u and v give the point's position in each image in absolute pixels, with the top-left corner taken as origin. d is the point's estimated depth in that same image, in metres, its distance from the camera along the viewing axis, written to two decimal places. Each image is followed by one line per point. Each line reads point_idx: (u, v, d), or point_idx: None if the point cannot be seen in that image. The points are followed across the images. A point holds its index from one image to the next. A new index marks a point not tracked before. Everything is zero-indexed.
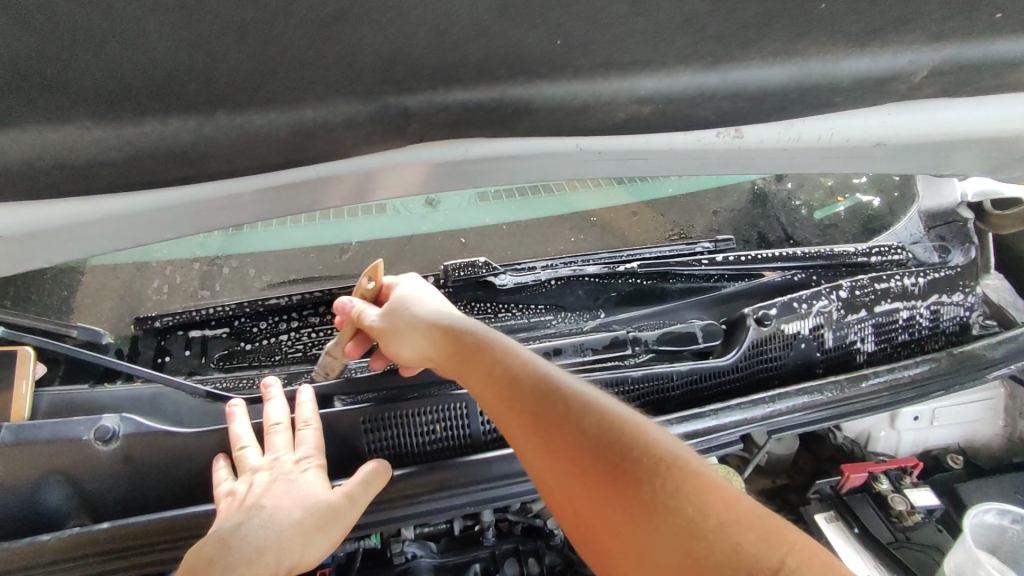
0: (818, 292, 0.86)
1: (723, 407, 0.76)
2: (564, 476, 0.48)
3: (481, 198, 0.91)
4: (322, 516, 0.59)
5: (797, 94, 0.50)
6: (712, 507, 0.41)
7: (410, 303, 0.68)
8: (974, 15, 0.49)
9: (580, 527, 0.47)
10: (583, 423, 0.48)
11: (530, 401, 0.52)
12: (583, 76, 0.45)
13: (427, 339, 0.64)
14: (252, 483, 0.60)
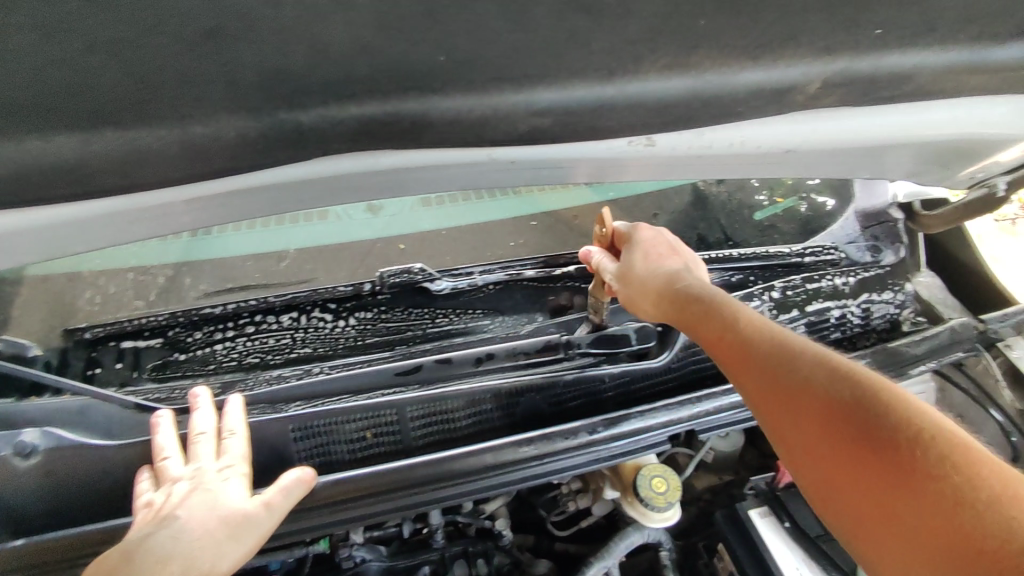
0: (750, 293, 0.88)
1: (652, 407, 0.78)
2: (809, 451, 0.51)
3: (424, 204, 0.91)
4: (237, 525, 0.58)
5: (696, 105, 0.52)
6: (976, 474, 0.42)
7: (657, 265, 0.71)
8: (859, 28, 0.50)
9: (828, 495, 0.49)
10: (848, 395, 0.50)
11: (768, 381, 0.54)
12: (476, 90, 0.46)
13: (658, 303, 0.68)
14: (173, 490, 0.60)
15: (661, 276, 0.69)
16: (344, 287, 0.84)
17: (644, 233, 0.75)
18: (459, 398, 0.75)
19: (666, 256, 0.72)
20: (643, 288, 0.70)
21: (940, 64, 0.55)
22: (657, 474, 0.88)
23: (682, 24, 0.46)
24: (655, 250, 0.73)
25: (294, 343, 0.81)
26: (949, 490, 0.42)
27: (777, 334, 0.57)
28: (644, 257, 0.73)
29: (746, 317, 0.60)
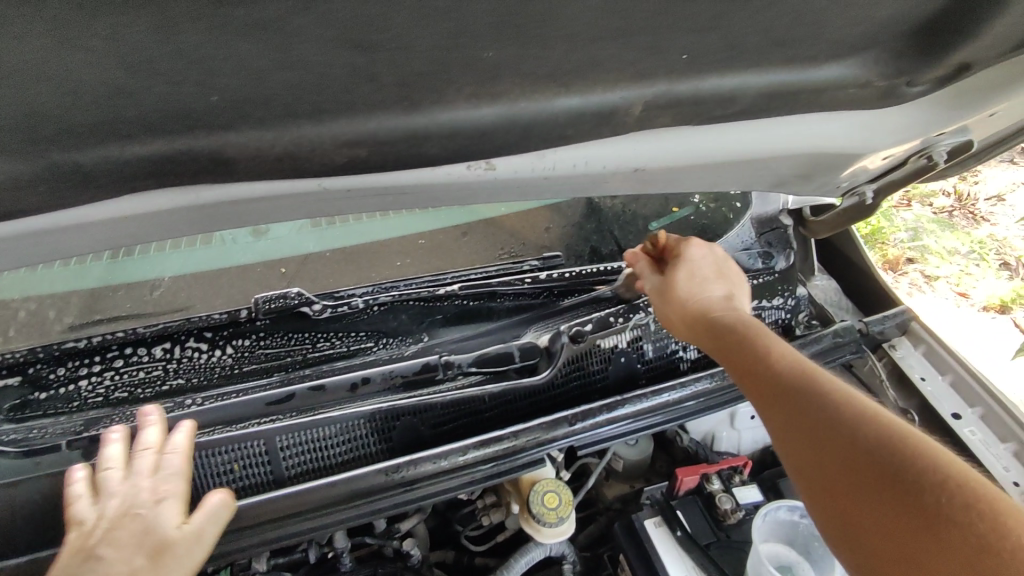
0: (636, 305, 0.89)
1: (528, 424, 0.78)
2: (832, 493, 0.50)
3: (314, 224, 0.90)
4: (157, 558, 0.52)
5: (516, 131, 0.52)
6: (995, 518, 0.42)
7: (708, 283, 0.74)
8: (666, 56, 0.50)
9: (844, 538, 0.49)
10: (869, 438, 0.49)
11: (801, 419, 0.53)
12: (271, 125, 0.46)
13: (688, 324, 0.70)
14: (85, 544, 0.52)
15: (713, 299, 0.71)
16: (219, 316, 0.81)
17: (696, 251, 0.77)
18: (330, 426, 0.74)
19: (710, 274, 0.75)
20: (680, 307, 0.72)
21: (760, 86, 0.56)
22: (550, 489, 0.88)
23: (466, 56, 0.44)
24: (706, 267, 0.76)
25: (166, 374, 0.79)
26: (972, 536, 0.42)
27: (808, 370, 0.56)
28: (694, 276, 0.75)
29: (778, 352, 0.59)
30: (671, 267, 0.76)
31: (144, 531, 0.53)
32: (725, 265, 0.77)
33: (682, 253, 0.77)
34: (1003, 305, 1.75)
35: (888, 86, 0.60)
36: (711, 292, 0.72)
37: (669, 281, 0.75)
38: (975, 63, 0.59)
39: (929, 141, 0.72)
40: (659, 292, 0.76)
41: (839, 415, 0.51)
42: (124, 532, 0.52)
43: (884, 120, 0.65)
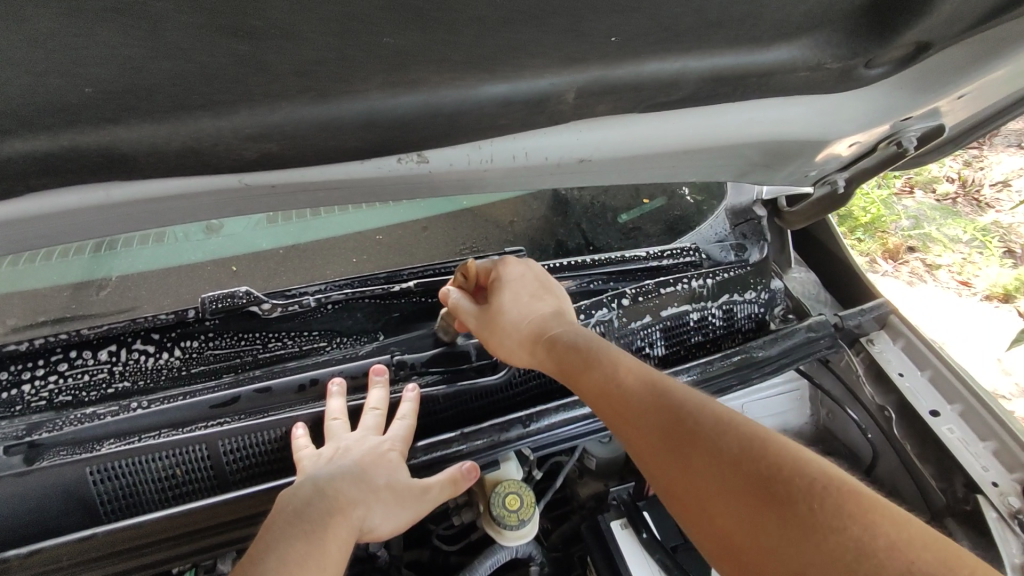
0: (600, 301, 0.86)
1: (480, 427, 0.75)
2: (703, 509, 0.48)
3: (268, 221, 0.88)
4: (404, 495, 0.65)
5: (439, 120, 0.49)
6: (851, 504, 0.42)
7: (533, 302, 0.73)
8: (589, 38, 0.48)
9: (723, 553, 0.47)
10: (727, 445, 0.48)
11: (664, 438, 0.51)
12: (163, 119, 0.43)
13: (530, 349, 0.69)
14: (352, 511, 0.60)
15: (544, 320, 0.70)
16: (166, 316, 0.80)
17: (516, 270, 0.76)
18: (274, 429, 0.72)
19: (535, 290, 0.75)
20: (518, 338, 0.70)
21: (704, 70, 0.52)
22: (512, 490, 0.85)
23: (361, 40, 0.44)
24: (528, 286, 0.75)
25: (112, 377, 0.77)
26: (831, 526, 0.41)
27: (657, 383, 0.56)
28: (522, 295, 0.74)
29: (626, 367, 0.59)
30: (493, 293, 0.74)
31: (378, 499, 0.63)
32: (550, 285, 0.77)
33: (501, 275, 0.76)
34: (1006, 293, 1.70)
35: (842, 67, 0.55)
36: (540, 312, 0.71)
37: (495, 305, 0.73)
38: (933, 43, 0.55)
39: (899, 126, 0.68)
40: (483, 320, 0.73)
41: (695, 425, 0.50)
42: (365, 509, 0.61)
43: (841, 104, 0.62)
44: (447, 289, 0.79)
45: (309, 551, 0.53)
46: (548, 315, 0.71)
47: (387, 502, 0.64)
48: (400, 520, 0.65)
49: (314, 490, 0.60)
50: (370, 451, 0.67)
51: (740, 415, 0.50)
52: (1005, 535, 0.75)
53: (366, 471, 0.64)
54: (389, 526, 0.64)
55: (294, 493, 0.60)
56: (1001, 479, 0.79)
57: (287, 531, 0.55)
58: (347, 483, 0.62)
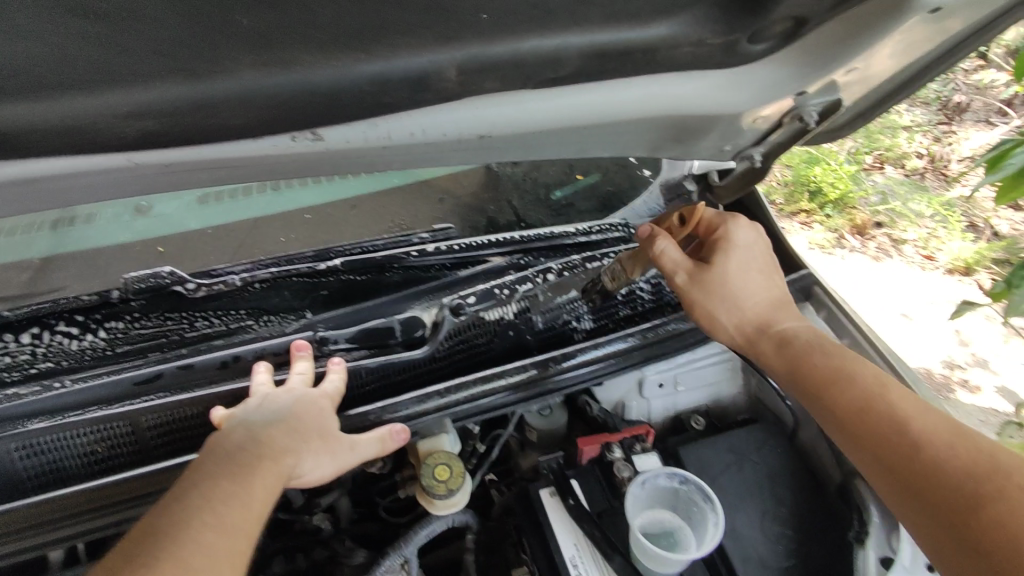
0: (526, 276, 0.87)
1: (398, 399, 0.78)
2: (884, 476, 0.62)
3: (200, 201, 0.91)
4: (332, 445, 0.66)
5: (318, 100, 0.51)
6: (1003, 480, 0.55)
7: (761, 283, 0.78)
8: (454, 17, 0.49)
9: (920, 527, 0.58)
10: (941, 441, 0.60)
11: (871, 419, 0.64)
12: (45, 97, 0.46)
13: (738, 330, 0.77)
14: (279, 459, 0.61)
15: (768, 305, 0.77)
16: (89, 297, 0.80)
17: (746, 235, 0.80)
18: (195, 405, 0.73)
19: (761, 263, 0.79)
20: (733, 309, 0.77)
21: (585, 46, 0.54)
22: (441, 462, 0.88)
23: (222, 22, 0.46)
24: (753, 253, 0.79)
25: (36, 357, 0.77)
26: (996, 518, 0.53)
27: (848, 365, 0.69)
28: (748, 267, 0.78)
29: (841, 358, 0.70)
30: (723, 255, 0.78)
31: (308, 447, 0.64)
32: (767, 258, 0.80)
33: (729, 236, 0.79)
34: (966, 267, 2.23)
35: (725, 43, 0.57)
36: (766, 291, 0.78)
37: (720, 274, 0.77)
38: (809, 18, 0.57)
39: (797, 103, 0.68)
40: (694, 275, 0.77)
41: (920, 429, 0.61)
42: (288, 455, 0.62)
43: (730, 81, 0.63)
44: (654, 236, 0.79)
45: (224, 501, 0.55)
46: (751, 303, 0.77)
47: (319, 450, 0.65)
48: (330, 468, 0.66)
49: (241, 438, 0.61)
50: (304, 403, 0.68)
51: (924, 401, 0.64)
52: None
53: (297, 421, 0.65)
54: (319, 474, 0.65)
55: (222, 441, 0.61)
56: None
57: (204, 480, 0.56)
58: (276, 431, 0.63)
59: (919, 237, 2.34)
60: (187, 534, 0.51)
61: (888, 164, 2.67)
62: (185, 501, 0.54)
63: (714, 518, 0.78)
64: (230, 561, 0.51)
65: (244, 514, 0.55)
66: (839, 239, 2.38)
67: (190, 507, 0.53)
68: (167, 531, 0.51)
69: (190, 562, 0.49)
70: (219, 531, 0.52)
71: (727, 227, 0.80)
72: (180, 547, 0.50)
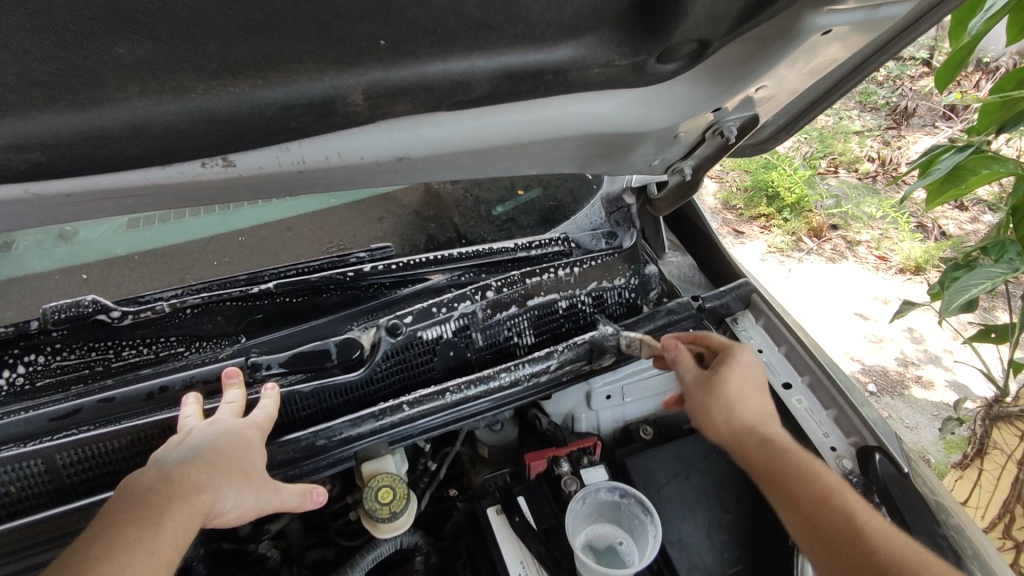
0: (463, 293, 0.87)
1: (332, 423, 0.75)
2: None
3: (128, 226, 0.89)
4: (256, 479, 0.61)
5: (220, 125, 0.50)
6: None
7: (757, 393, 0.72)
8: (350, 44, 0.48)
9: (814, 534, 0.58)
10: (884, 546, 0.55)
11: (824, 515, 0.58)
12: None
13: (713, 400, 0.71)
14: (195, 497, 0.56)
15: (759, 413, 0.70)
16: (5, 330, 0.77)
17: (747, 356, 0.74)
18: (117, 439, 0.71)
19: (757, 381, 0.73)
20: (709, 396, 0.71)
21: (493, 69, 0.55)
22: (385, 484, 0.86)
23: (90, 49, 0.42)
24: (755, 372, 0.73)
25: None
26: None
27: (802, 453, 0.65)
28: (747, 384, 0.72)
29: (740, 419, 0.69)
30: (725, 367, 0.72)
31: (230, 482, 0.59)
32: (758, 381, 0.73)
33: (734, 352, 0.74)
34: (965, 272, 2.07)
35: (632, 63, 0.58)
36: (762, 402, 0.71)
37: (718, 381, 0.71)
38: (711, 41, 0.58)
39: (716, 117, 0.70)
40: (699, 376, 0.73)
41: (869, 530, 0.56)
42: (204, 492, 0.57)
43: (646, 99, 0.64)
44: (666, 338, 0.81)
45: (127, 550, 0.50)
46: (743, 401, 0.70)
47: (245, 483, 0.60)
48: (255, 504, 0.61)
49: (153, 477, 0.56)
50: (229, 434, 0.63)
51: None
52: None
53: (219, 455, 0.60)
54: (242, 511, 0.60)
55: (134, 483, 0.56)
56: (838, 444, 0.85)
57: (105, 529, 0.51)
58: (193, 468, 0.58)
59: (872, 238, 2.41)
60: None
61: (841, 168, 2.75)
62: (83, 553, 0.49)
63: (653, 530, 0.78)
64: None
65: (149, 564, 0.50)
66: (795, 241, 2.43)
67: (86, 559, 0.48)
68: None
69: None
70: None
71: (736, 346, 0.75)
72: None
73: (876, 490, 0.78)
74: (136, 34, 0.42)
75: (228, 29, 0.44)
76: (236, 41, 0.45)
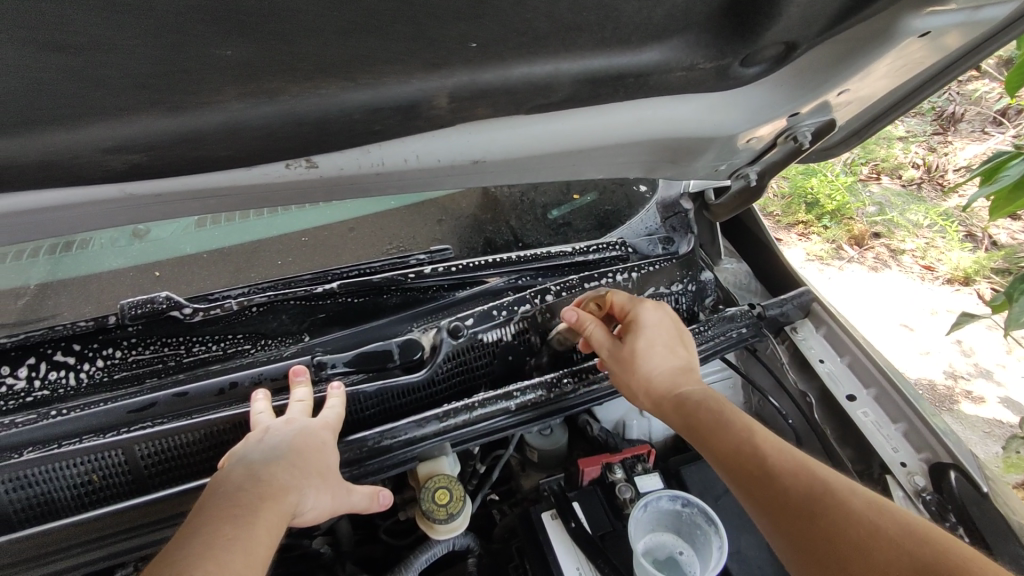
0: (523, 297, 0.88)
1: (397, 424, 0.77)
2: (776, 525, 0.56)
3: (197, 225, 0.92)
4: (331, 482, 0.64)
5: (310, 128, 0.51)
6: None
7: (669, 355, 0.73)
8: (442, 47, 0.49)
9: (721, 459, 0.62)
10: (785, 483, 0.57)
11: (740, 459, 0.60)
12: (19, 132, 0.45)
13: (640, 372, 0.73)
14: (281, 497, 0.58)
15: (673, 374, 0.72)
16: (84, 324, 0.80)
17: (654, 315, 0.77)
18: (189, 433, 0.72)
19: (672, 342, 0.75)
20: (631, 364, 0.73)
21: (577, 72, 0.55)
22: (441, 485, 0.86)
23: (198, 52, 0.43)
24: (662, 333, 0.75)
25: (30, 386, 0.77)
26: None
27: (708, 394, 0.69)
28: (658, 343, 0.74)
29: (650, 372, 0.72)
30: (630, 334, 0.75)
31: (310, 483, 0.61)
32: (676, 349, 0.74)
33: (638, 317, 0.76)
34: None
35: (716, 67, 0.58)
36: (668, 362, 0.73)
37: (629, 351, 0.74)
38: (799, 43, 0.57)
39: (791, 122, 0.69)
40: (616, 352, 0.76)
41: (775, 468, 0.58)
42: (289, 491, 0.58)
43: (725, 103, 0.64)
44: (573, 309, 0.80)
45: (226, 546, 0.51)
46: (660, 360, 0.73)
47: (322, 484, 0.62)
48: (329, 506, 0.63)
49: (241, 477, 0.58)
50: (305, 435, 0.65)
51: (899, 511, 0.52)
52: (909, 512, 0.78)
53: (298, 456, 0.62)
54: (319, 512, 0.62)
55: (221, 483, 0.58)
56: (909, 460, 0.83)
57: (203, 525, 0.52)
58: (278, 468, 0.60)
59: (918, 246, 2.33)
60: None
61: (883, 174, 2.67)
62: (184, 547, 0.50)
63: (717, 541, 0.77)
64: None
65: (248, 558, 0.51)
66: (837, 249, 2.37)
67: (189, 554, 0.49)
68: None
69: None
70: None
71: (639, 308, 0.77)
72: None
73: (952, 509, 0.76)
74: (243, 37, 0.43)
75: (330, 33, 0.45)
76: (336, 45, 0.46)
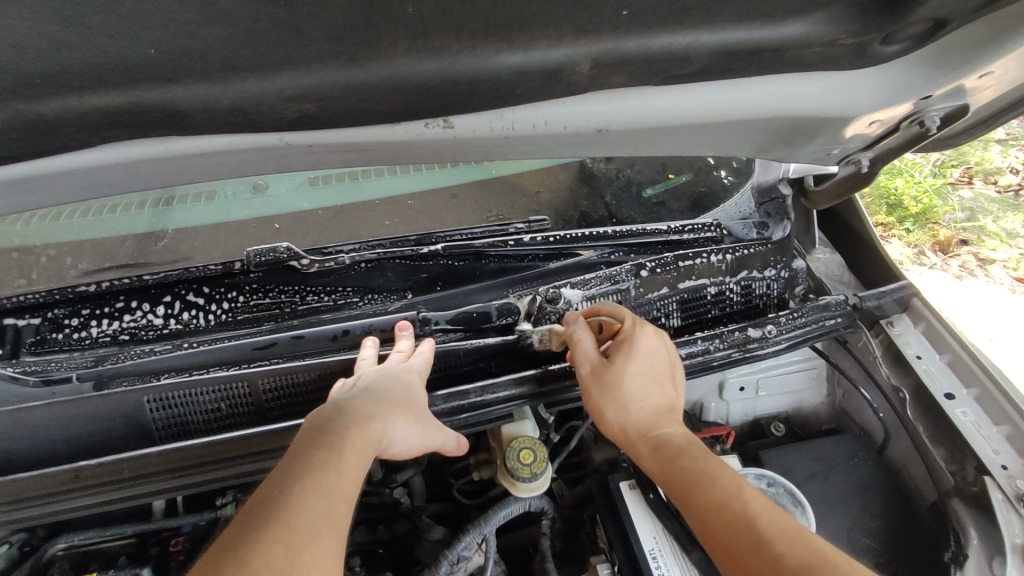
0: (619, 270, 0.89)
1: (495, 381, 0.81)
2: None
3: (311, 182, 0.99)
4: (412, 416, 0.68)
5: (460, 87, 0.54)
6: None
7: (657, 393, 0.73)
8: (596, 11, 0.51)
9: (710, 512, 0.60)
10: (778, 546, 0.55)
11: (729, 521, 0.59)
12: (211, 78, 0.50)
13: (627, 429, 0.72)
14: (365, 427, 0.63)
15: (655, 412, 0.72)
16: (214, 268, 0.88)
17: (647, 344, 0.75)
18: (306, 372, 0.78)
19: (658, 375, 0.74)
20: (608, 395, 0.73)
21: (716, 44, 0.55)
22: (526, 446, 0.89)
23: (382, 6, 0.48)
24: (653, 364, 0.74)
25: (167, 321, 0.85)
26: None
27: (700, 446, 0.68)
28: (646, 376, 0.74)
29: (650, 426, 0.70)
30: (621, 356, 0.74)
31: (393, 416, 0.66)
32: (663, 381, 0.74)
33: (633, 340, 0.75)
34: None
35: (857, 43, 0.57)
36: (660, 400, 0.73)
37: (616, 372, 0.73)
38: (949, 20, 0.56)
39: (920, 105, 0.67)
40: (596, 371, 0.74)
41: (769, 532, 0.56)
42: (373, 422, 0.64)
43: (858, 81, 0.63)
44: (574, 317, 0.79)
45: (321, 470, 0.56)
46: (653, 397, 0.73)
47: (405, 420, 0.67)
48: (416, 440, 0.68)
49: (331, 411, 0.64)
50: (388, 376, 0.70)
51: None
52: (1008, 515, 0.77)
53: (383, 393, 0.68)
54: (406, 443, 0.67)
55: (317, 416, 0.64)
56: (1010, 463, 0.80)
57: (302, 451, 0.58)
58: (361, 402, 0.66)
59: (1009, 257, 2.16)
60: (290, 501, 0.51)
61: (977, 178, 2.51)
62: (288, 469, 0.55)
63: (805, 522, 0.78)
64: (331, 524, 0.52)
65: (341, 482, 0.56)
66: (919, 254, 2.22)
67: (290, 475, 0.54)
68: (272, 497, 0.51)
69: (296, 524, 0.50)
70: (319, 496, 0.53)
71: (635, 332, 0.76)
72: (288, 511, 0.50)
73: None
74: None
75: None
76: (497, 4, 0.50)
